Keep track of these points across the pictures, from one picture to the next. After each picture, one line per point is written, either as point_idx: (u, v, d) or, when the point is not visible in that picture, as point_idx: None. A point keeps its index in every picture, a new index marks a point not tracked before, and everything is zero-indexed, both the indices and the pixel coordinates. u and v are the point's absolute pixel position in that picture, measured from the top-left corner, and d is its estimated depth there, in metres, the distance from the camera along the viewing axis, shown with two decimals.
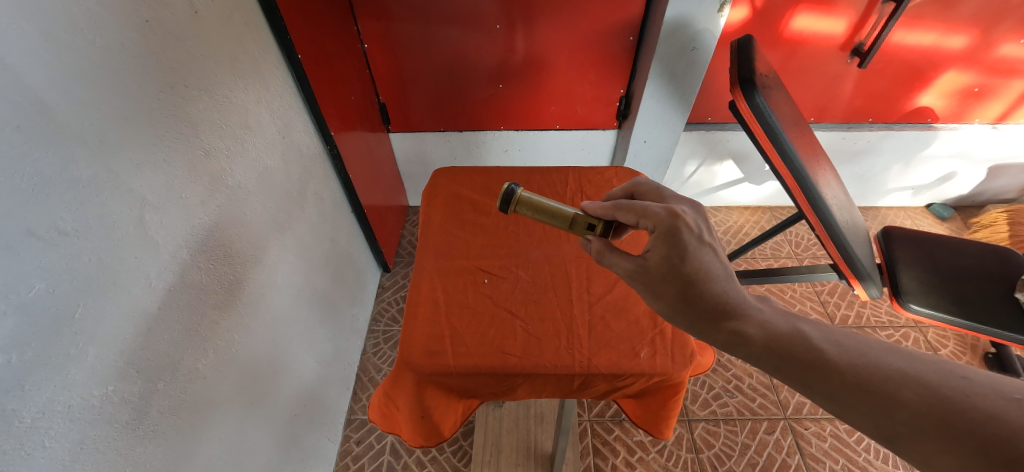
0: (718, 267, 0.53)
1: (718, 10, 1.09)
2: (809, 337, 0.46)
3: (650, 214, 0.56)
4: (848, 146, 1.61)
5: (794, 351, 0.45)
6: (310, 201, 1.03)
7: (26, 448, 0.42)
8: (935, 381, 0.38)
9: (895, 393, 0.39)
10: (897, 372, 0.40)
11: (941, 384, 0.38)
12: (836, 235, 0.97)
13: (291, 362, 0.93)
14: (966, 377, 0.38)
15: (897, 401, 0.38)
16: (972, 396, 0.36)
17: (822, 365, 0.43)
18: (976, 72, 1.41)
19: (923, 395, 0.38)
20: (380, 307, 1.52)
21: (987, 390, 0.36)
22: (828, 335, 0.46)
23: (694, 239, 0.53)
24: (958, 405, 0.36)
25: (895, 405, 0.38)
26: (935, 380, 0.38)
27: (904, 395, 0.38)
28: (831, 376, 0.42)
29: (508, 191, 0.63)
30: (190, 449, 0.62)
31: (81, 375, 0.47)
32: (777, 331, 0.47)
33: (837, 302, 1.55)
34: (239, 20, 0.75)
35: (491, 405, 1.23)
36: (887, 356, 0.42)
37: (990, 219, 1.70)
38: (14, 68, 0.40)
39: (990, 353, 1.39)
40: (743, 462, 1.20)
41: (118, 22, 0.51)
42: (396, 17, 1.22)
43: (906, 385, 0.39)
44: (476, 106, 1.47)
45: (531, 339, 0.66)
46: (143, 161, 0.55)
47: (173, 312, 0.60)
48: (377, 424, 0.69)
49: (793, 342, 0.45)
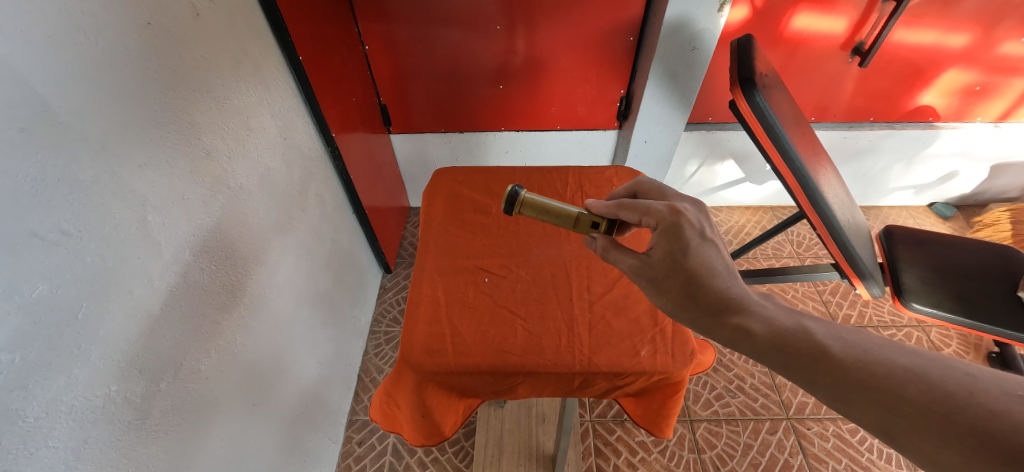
0: (720, 263, 0.53)
1: (718, 10, 1.09)
2: (813, 333, 0.45)
3: (653, 212, 0.56)
4: (849, 145, 1.61)
5: (797, 346, 0.45)
6: (311, 201, 1.03)
7: (29, 448, 0.42)
8: (938, 377, 0.38)
9: (898, 388, 0.39)
10: (900, 369, 0.40)
11: (943, 381, 0.38)
12: (837, 233, 0.96)
13: (292, 361, 0.93)
14: (970, 373, 0.38)
15: (899, 397, 0.38)
16: (976, 392, 0.36)
17: (826, 360, 0.43)
18: (978, 70, 1.40)
19: (927, 391, 0.38)
20: (381, 307, 1.52)
21: (990, 386, 0.36)
22: (833, 331, 0.46)
23: (696, 236, 0.54)
24: (961, 401, 0.36)
25: (897, 401, 0.38)
26: (939, 377, 0.38)
27: (906, 390, 0.38)
28: (834, 372, 0.42)
29: (511, 193, 0.63)
30: (193, 448, 0.63)
31: (85, 375, 0.47)
32: (780, 326, 0.47)
33: (839, 302, 1.54)
34: (240, 21, 0.76)
35: (493, 406, 1.23)
36: (891, 353, 0.42)
37: (993, 218, 1.69)
38: (15, 70, 0.40)
39: (994, 353, 1.38)
40: (745, 462, 1.20)
41: (119, 24, 0.52)
42: (397, 18, 1.22)
43: (909, 381, 0.39)
44: (477, 108, 1.47)
45: (533, 337, 0.66)
46: (146, 162, 0.55)
47: (176, 313, 0.60)
48: (377, 423, 0.69)
49: (795, 339, 0.45)
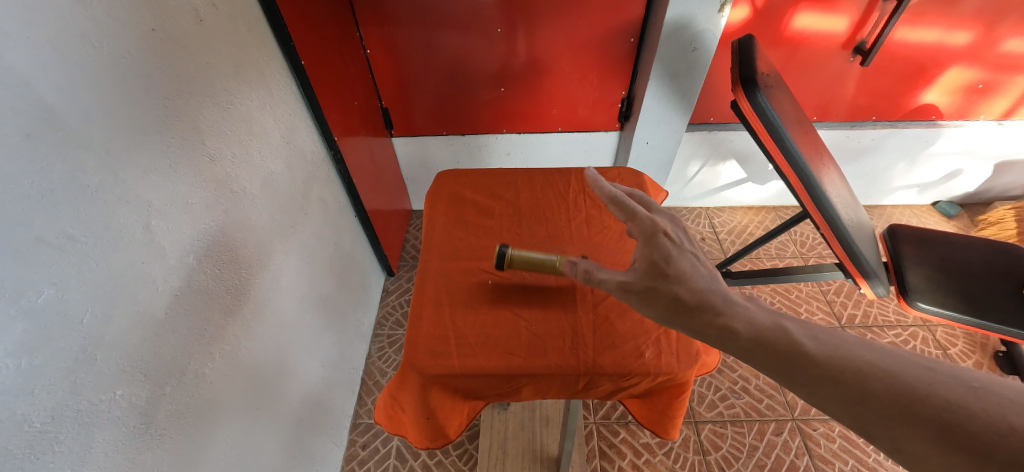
0: (703, 269, 0.54)
1: (719, 10, 1.08)
2: (791, 332, 0.45)
3: (635, 221, 0.59)
4: (852, 144, 1.61)
5: (777, 344, 0.44)
6: (314, 204, 1.03)
7: (36, 452, 0.42)
8: (900, 370, 0.38)
9: (864, 382, 0.38)
10: (866, 363, 0.40)
11: (905, 373, 0.38)
12: (837, 228, 0.96)
13: (296, 365, 0.93)
14: (931, 367, 0.38)
15: (865, 389, 0.38)
16: (935, 384, 0.36)
17: (801, 359, 0.42)
18: (981, 68, 1.40)
19: (890, 383, 0.38)
20: (384, 310, 1.52)
21: (949, 379, 0.36)
22: (810, 331, 0.45)
23: (675, 244, 0.56)
24: (922, 393, 0.36)
25: (864, 393, 0.38)
26: (901, 370, 0.38)
27: (872, 384, 0.38)
28: (808, 368, 0.41)
29: (499, 254, 0.65)
30: (198, 451, 0.63)
31: (92, 380, 0.48)
32: (762, 325, 0.46)
33: (844, 301, 1.54)
34: (242, 27, 0.76)
35: (497, 408, 1.23)
36: (859, 348, 0.41)
37: (998, 216, 1.69)
38: (23, 78, 0.41)
39: (1000, 352, 1.37)
40: (751, 463, 1.19)
41: (122, 29, 0.52)
42: (398, 22, 1.23)
43: (874, 374, 0.39)
44: (478, 110, 1.47)
45: (535, 338, 0.66)
46: (151, 167, 0.56)
47: (182, 316, 0.60)
48: (384, 425, 0.70)
49: (777, 337, 0.44)
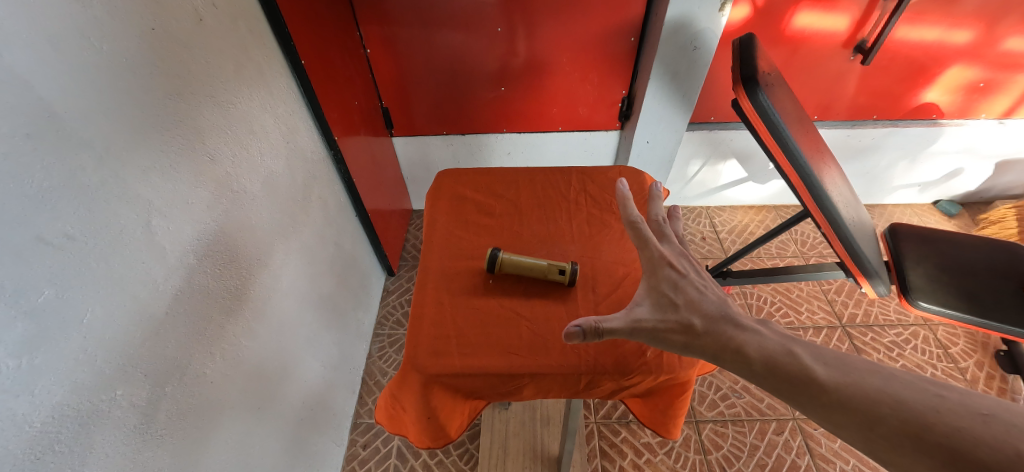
0: (711, 298, 0.55)
1: (719, 9, 1.08)
2: (803, 359, 0.45)
3: (642, 253, 0.61)
4: (852, 143, 1.61)
5: (790, 370, 0.44)
6: (315, 204, 1.03)
7: (36, 453, 0.42)
8: (910, 398, 0.38)
9: (874, 409, 0.38)
10: (877, 391, 0.40)
11: (915, 401, 0.38)
12: (841, 232, 0.96)
13: (296, 365, 0.93)
14: (940, 395, 0.37)
15: (876, 417, 0.38)
16: (943, 411, 0.36)
17: (811, 385, 0.42)
18: (982, 67, 1.40)
19: (899, 410, 0.37)
20: (385, 310, 1.52)
21: (959, 407, 0.36)
22: (823, 357, 0.45)
23: (679, 275, 0.58)
24: (930, 420, 0.36)
25: (874, 420, 0.38)
26: (910, 397, 0.38)
27: (882, 411, 0.38)
28: (819, 395, 0.42)
29: (490, 257, 0.71)
30: (198, 452, 0.63)
31: (91, 380, 0.47)
32: (774, 350, 0.46)
33: (844, 301, 1.53)
34: (242, 26, 0.76)
35: (497, 408, 1.23)
36: (869, 377, 0.41)
37: (999, 215, 1.69)
38: (22, 77, 0.41)
39: (1001, 351, 1.37)
40: (752, 463, 1.19)
41: (122, 29, 0.52)
42: (398, 21, 1.23)
43: (884, 401, 0.39)
44: (478, 109, 1.47)
45: (536, 338, 0.66)
46: (151, 166, 0.56)
47: (182, 316, 0.60)
48: (385, 425, 0.70)
49: (788, 361, 0.45)
